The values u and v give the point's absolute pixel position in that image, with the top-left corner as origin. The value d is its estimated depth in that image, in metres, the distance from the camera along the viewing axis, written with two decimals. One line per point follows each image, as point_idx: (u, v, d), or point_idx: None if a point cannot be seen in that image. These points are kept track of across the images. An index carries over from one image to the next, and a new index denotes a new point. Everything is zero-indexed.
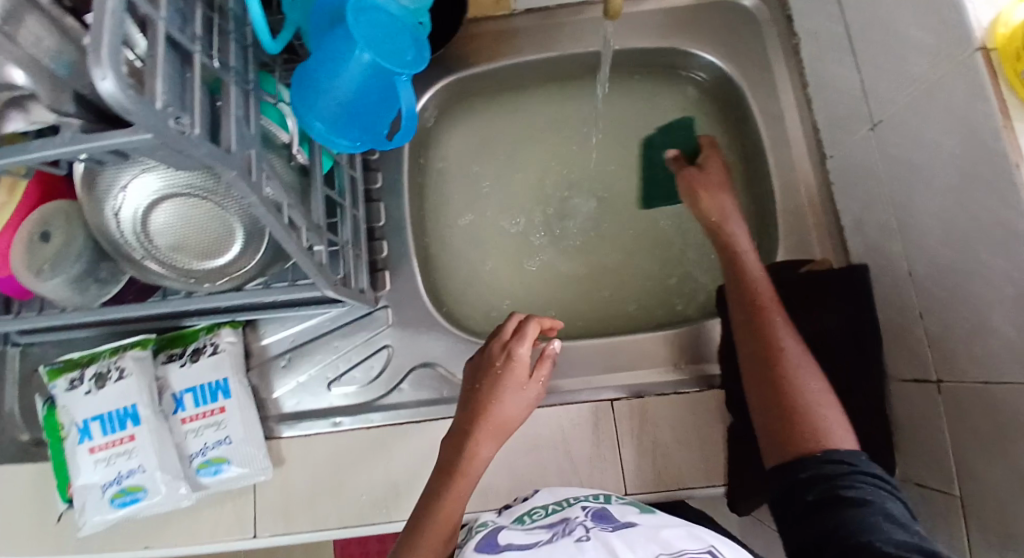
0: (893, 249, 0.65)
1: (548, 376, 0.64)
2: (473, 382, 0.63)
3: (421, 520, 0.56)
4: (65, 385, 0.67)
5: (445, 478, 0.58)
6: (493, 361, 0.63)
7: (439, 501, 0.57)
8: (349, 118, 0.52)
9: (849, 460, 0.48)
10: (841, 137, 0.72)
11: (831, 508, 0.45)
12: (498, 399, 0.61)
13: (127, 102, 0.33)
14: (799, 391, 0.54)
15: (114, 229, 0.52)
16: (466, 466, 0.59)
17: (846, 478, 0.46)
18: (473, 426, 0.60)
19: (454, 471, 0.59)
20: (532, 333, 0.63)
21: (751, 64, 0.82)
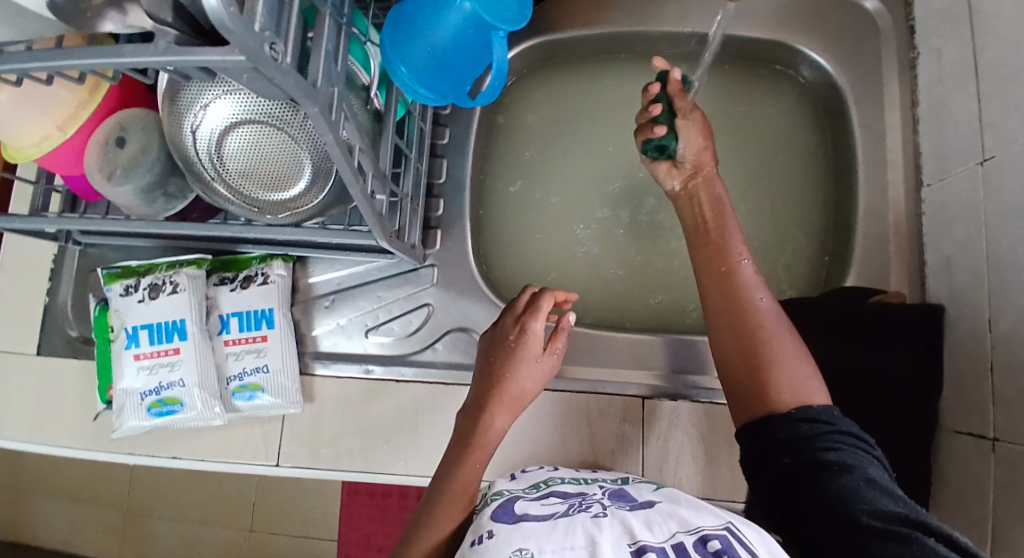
0: (977, 294, 0.61)
1: (562, 351, 0.64)
2: (487, 356, 0.63)
3: (439, 487, 0.57)
4: (121, 290, 0.69)
5: (460, 453, 0.59)
6: (506, 336, 0.62)
7: (455, 470, 0.57)
8: (434, 69, 0.50)
9: (826, 420, 0.49)
10: (945, 165, 0.67)
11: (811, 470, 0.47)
12: (510, 373, 0.61)
13: (229, 20, 0.32)
14: (771, 350, 0.54)
15: (189, 146, 0.53)
16: (479, 439, 0.59)
17: (825, 440, 0.48)
18: (487, 400, 0.60)
19: (466, 443, 0.59)
20: (545, 308, 0.62)
21: (860, 72, 0.76)
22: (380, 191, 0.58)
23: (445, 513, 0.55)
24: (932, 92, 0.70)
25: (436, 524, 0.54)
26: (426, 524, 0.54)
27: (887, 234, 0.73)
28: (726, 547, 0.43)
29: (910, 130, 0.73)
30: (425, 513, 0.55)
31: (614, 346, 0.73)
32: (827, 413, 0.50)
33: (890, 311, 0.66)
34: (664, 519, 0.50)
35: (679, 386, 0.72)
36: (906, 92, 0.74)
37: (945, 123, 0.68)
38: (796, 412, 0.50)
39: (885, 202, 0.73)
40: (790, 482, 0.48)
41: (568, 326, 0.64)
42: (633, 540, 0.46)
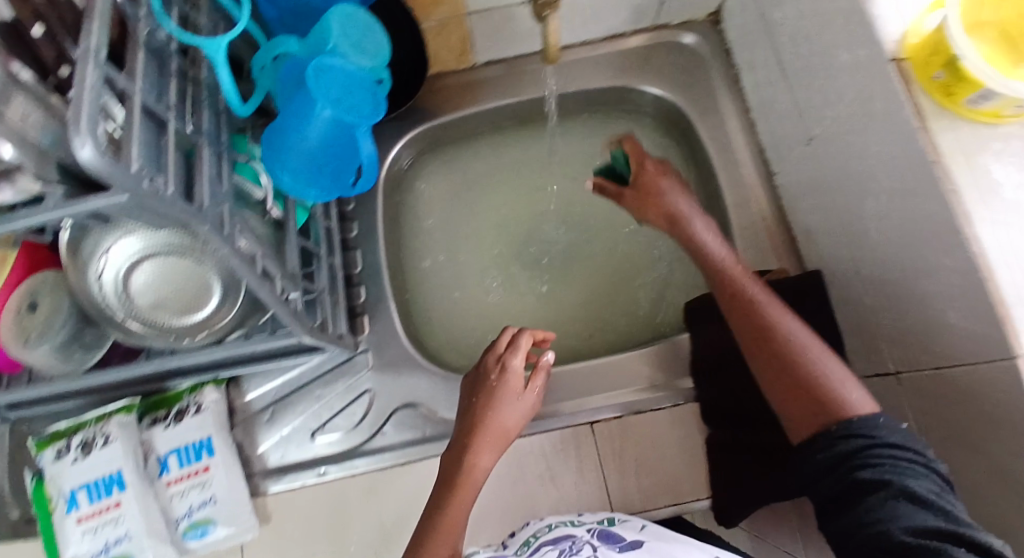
0: (843, 252, 0.69)
1: (543, 387, 0.67)
2: (470, 396, 0.65)
3: (423, 534, 0.58)
4: (53, 454, 0.67)
5: (448, 486, 0.60)
6: (488, 375, 0.65)
7: (442, 512, 0.58)
8: (316, 171, 0.55)
9: (868, 432, 0.48)
10: (785, 153, 0.77)
11: (856, 494, 0.46)
12: (497, 408, 0.63)
13: (104, 166, 0.36)
14: (805, 363, 0.54)
15: (95, 291, 0.54)
16: (467, 477, 0.60)
17: (865, 458, 0.46)
18: (471, 436, 0.62)
19: (453, 484, 0.60)
20: (524, 345, 0.66)
21: (697, 95, 0.88)
22: (293, 290, 0.61)
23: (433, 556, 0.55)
24: (756, 97, 0.82)
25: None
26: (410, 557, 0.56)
27: (759, 222, 0.81)
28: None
29: (750, 133, 0.84)
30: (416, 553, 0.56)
31: (553, 381, 0.78)
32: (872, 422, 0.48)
33: (780, 285, 0.73)
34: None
35: (622, 404, 0.76)
36: (736, 103, 0.86)
37: (773, 120, 0.78)
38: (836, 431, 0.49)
39: (749, 196, 0.82)
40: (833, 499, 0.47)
41: (547, 364, 0.68)
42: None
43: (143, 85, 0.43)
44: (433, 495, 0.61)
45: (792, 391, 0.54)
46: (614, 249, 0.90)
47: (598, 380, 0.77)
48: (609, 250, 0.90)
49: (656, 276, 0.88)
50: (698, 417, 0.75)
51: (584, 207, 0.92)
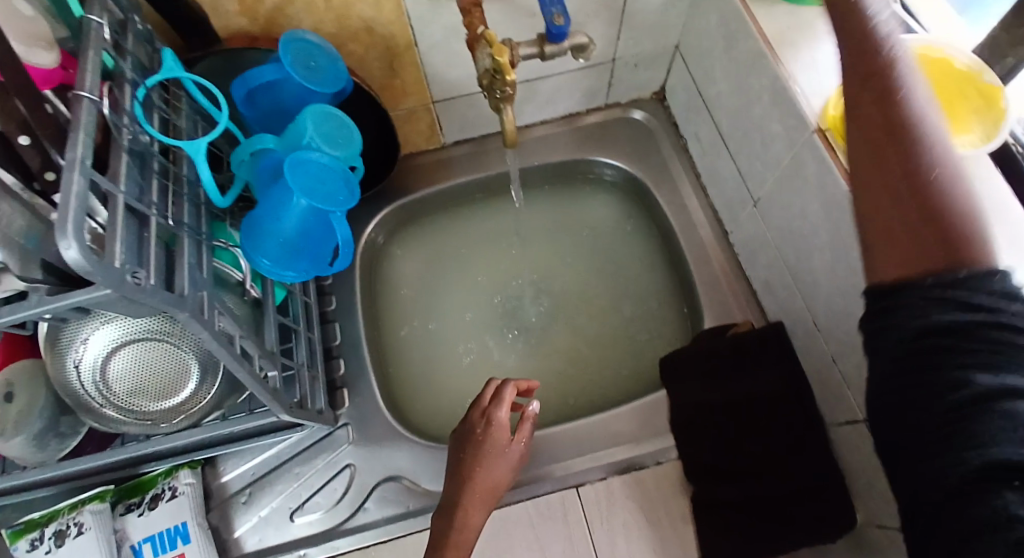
0: (799, 304, 0.73)
1: (529, 435, 0.67)
2: (458, 451, 0.66)
3: None
4: (26, 546, 0.66)
5: (439, 547, 0.61)
6: (475, 428, 0.66)
7: None
8: (294, 254, 0.58)
9: (1003, 301, 0.32)
10: (737, 215, 0.83)
11: (909, 324, 0.34)
12: (486, 462, 0.64)
13: (88, 265, 0.38)
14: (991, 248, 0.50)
15: (72, 380, 0.55)
16: (459, 539, 0.61)
17: (977, 303, 0.33)
18: (462, 494, 0.63)
19: (445, 545, 0.61)
20: (508, 396, 0.66)
21: (651, 164, 0.94)
22: (272, 368, 0.63)
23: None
24: (706, 164, 0.88)
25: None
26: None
27: (720, 279, 0.85)
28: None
29: (703, 197, 0.90)
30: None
31: (536, 445, 0.78)
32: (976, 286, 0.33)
33: (745, 340, 0.76)
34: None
35: (603, 465, 0.77)
36: (688, 170, 0.92)
37: (722, 184, 0.84)
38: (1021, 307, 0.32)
39: (709, 255, 0.87)
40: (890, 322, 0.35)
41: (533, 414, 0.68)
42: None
43: (127, 186, 0.46)
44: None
45: None
46: (588, 310, 0.93)
47: (580, 441, 0.78)
48: (582, 311, 0.93)
49: (628, 335, 0.91)
50: (679, 474, 0.76)
51: (555, 272, 0.96)
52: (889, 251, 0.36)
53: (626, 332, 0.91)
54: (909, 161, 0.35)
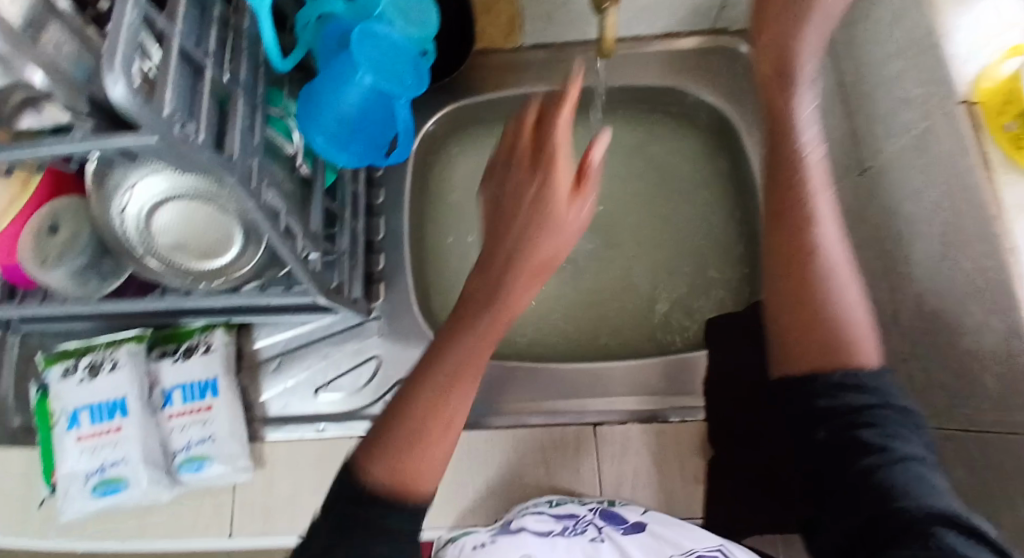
0: (880, 294, 0.66)
1: (594, 190, 0.50)
2: (494, 210, 0.51)
3: (410, 409, 0.51)
4: (59, 372, 0.69)
5: (459, 328, 0.52)
6: (526, 181, 0.49)
7: (436, 381, 0.51)
8: (350, 135, 0.54)
9: (871, 389, 0.45)
10: (834, 181, 0.74)
11: (833, 425, 0.45)
12: (539, 214, 0.48)
13: (134, 107, 0.35)
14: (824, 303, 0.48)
15: (115, 224, 0.54)
16: (503, 306, 0.51)
17: (870, 411, 0.44)
18: (503, 208, 0.51)
19: (460, 319, 0.52)
20: (565, 113, 0.49)
21: (749, 107, 0.85)
22: (312, 250, 0.61)
23: (436, 429, 0.50)
24: None
25: (431, 448, 0.49)
26: (418, 440, 0.49)
27: None
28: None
29: None
30: (426, 432, 0.50)
31: (559, 375, 0.78)
32: (875, 381, 0.45)
33: None
34: (660, 544, 0.61)
35: (625, 410, 0.75)
36: None
37: (826, 144, 0.75)
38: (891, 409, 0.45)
39: None
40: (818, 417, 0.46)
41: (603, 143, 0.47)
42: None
43: (183, 28, 0.42)
44: (445, 325, 0.54)
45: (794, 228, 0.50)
46: (643, 252, 0.88)
47: (603, 383, 0.77)
48: (638, 251, 0.88)
49: (681, 285, 0.86)
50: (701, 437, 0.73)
51: (616, 205, 0.90)
52: (785, 339, 0.50)
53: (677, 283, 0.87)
54: (798, 235, 0.50)
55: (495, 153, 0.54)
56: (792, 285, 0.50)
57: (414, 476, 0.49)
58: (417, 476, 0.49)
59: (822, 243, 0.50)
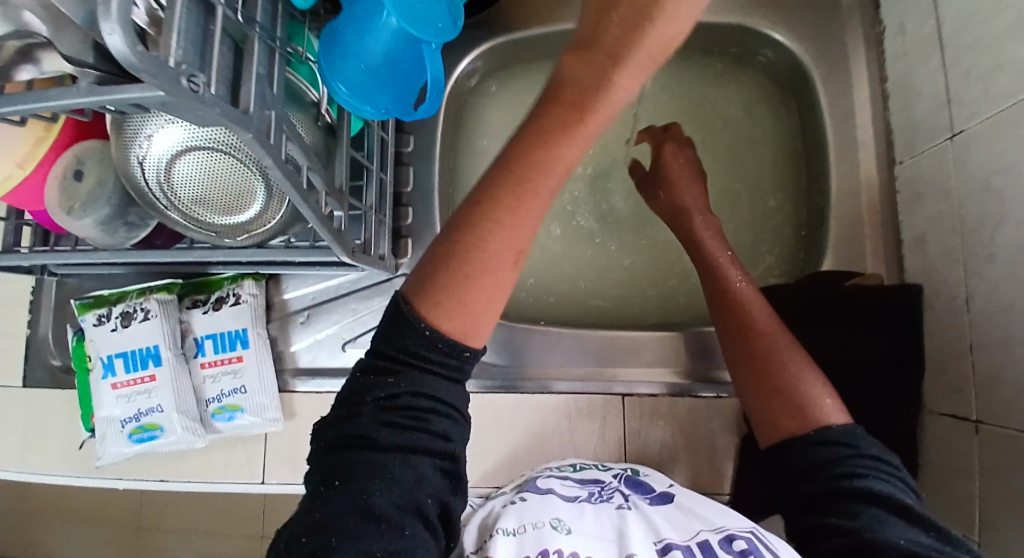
0: (953, 274, 0.60)
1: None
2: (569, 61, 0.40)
3: (460, 240, 0.40)
4: (94, 320, 0.69)
5: (527, 150, 0.40)
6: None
7: (489, 222, 0.40)
8: (376, 85, 0.49)
9: (848, 442, 0.49)
10: (916, 143, 0.66)
11: (824, 467, 0.48)
12: (654, 8, 0.37)
13: (136, 60, 0.32)
14: (783, 369, 0.56)
15: (137, 175, 0.52)
16: (545, 162, 0.40)
17: (850, 461, 0.47)
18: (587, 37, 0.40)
19: (513, 176, 0.40)
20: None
21: (828, 51, 0.75)
22: (337, 207, 0.58)
23: (495, 265, 0.40)
24: (898, 67, 0.69)
25: (488, 281, 0.40)
26: (469, 279, 0.40)
27: (861, 214, 0.71)
28: (750, 548, 0.50)
29: (880, 106, 0.72)
30: (485, 256, 0.40)
31: (589, 343, 0.74)
32: (850, 439, 0.49)
33: (862, 295, 0.65)
34: (689, 520, 0.57)
35: (658, 383, 0.72)
36: (874, 69, 0.73)
37: (911, 98, 0.67)
38: (866, 446, 0.49)
39: (858, 182, 0.72)
40: (807, 456, 0.49)
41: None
42: (661, 538, 0.54)
43: None
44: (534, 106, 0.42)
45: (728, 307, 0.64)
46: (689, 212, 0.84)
47: (634, 353, 0.74)
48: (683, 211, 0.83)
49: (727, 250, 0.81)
50: (736, 412, 0.70)
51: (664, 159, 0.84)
52: (762, 407, 0.56)
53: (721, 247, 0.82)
54: (727, 316, 0.64)
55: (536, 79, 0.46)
56: (750, 386, 0.57)
57: (473, 318, 0.40)
58: (476, 319, 0.40)
59: (792, 371, 0.56)
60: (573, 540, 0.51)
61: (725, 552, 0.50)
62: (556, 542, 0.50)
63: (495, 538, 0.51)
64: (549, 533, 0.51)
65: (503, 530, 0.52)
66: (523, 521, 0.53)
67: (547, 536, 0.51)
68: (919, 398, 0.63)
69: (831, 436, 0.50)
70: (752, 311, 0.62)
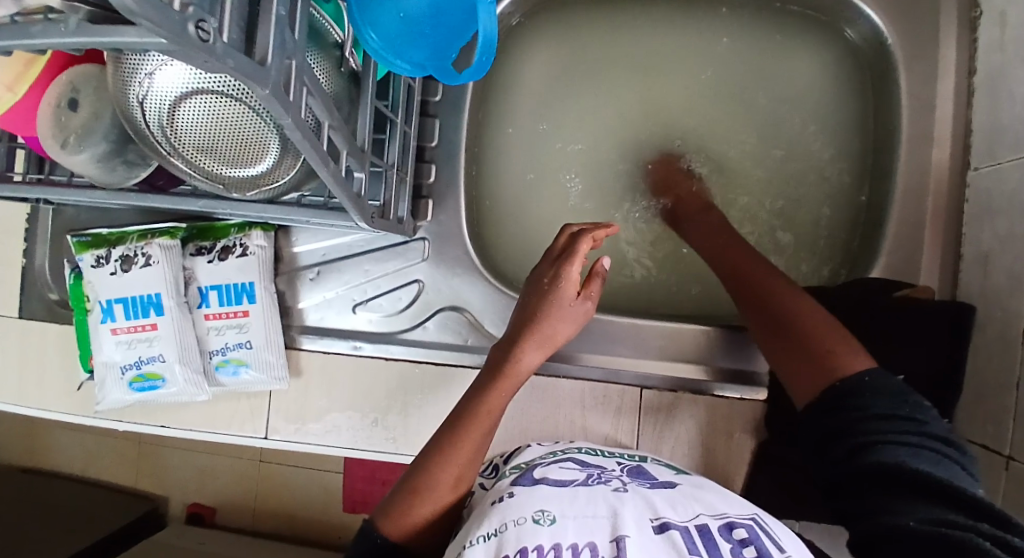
0: (1015, 299, 0.55)
1: (597, 297, 0.61)
2: (524, 296, 0.60)
3: (418, 479, 0.49)
4: (91, 260, 0.65)
5: (469, 414, 0.53)
6: (542, 277, 0.60)
7: (448, 452, 0.51)
8: (413, 34, 0.42)
9: (860, 407, 0.46)
10: (999, 150, 0.60)
11: (840, 440, 0.46)
12: (570, 255, 0.58)
13: (133, 5, 0.26)
14: (802, 323, 0.54)
15: (136, 115, 0.46)
16: (479, 412, 0.53)
17: (863, 430, 0.44)
18: (521, 334, 0.57)
19: (461, 422, 0.53)
20: (584, 251, 0.58)
21: (914, 33, 0.68)
22: (358, 169, 0.52)
23: (442, 486, 0.49)
24: (992, 61, 0.62)
25: (432, 496, 0.49)
26: (417, 495, 0.48)
27: (922, 218, 0.67)
28: (753, 537, 0.42)
29: (962, 102, 0.66)
30: (429, 482, 0.49)
31: (609, 330, 0.70)
32: (859, 400, 0.46)
33: (916, 308, 0.60)
34: (689, 500, 0.47)
35: (676, 378, 0.69)
36: (963, 58, 0.66)
37: (1001, 99, 0.60)
38: (878, 405, 0.45)
39: (925, 182, 0.68)
40: (820, 429, 0.48)
41: (603, 271, 0.61)
42: (656, 515, 0.44)
43: None
44: (479, 380, 0.56)
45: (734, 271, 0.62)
46: (730, 194, 0.79)
47: (655, 343, 0.70)
48: (723, 193, 0.79)
49: (764, 238, 0.78)
50: (756, 412, 0.68)
51: (710, 136, 0.79)
52: (793, 372, 0.52)
53: (763, 231, 0.78)
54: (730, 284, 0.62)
55: (497, 349, 0.58)
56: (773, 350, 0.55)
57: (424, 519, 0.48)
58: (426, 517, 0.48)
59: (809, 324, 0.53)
60: (562, 533, 0.41)
61: (725, 540, 0.41)
62: (537, 537, 0.40)
63: (468, 547, 0.40)
64: (530, 527, 0.41)
65: (479, 534, 0.42)
66: (502, 518, 0.42)
67: (527, 532, 0.40)
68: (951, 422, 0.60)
69: (850, 402, 0.47)
70: (760, 274, 0.60)
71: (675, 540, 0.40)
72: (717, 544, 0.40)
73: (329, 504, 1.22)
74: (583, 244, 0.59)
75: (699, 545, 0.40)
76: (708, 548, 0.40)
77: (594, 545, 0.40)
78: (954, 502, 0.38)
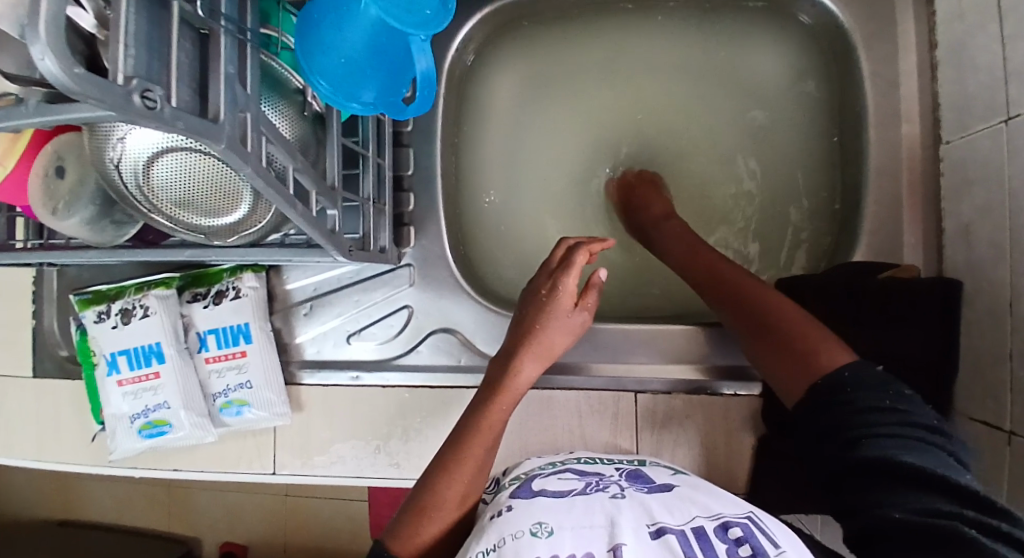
0: (1000, 269, 0.55)
1: (594, 307, 0.61)
2: (521, 309, 0.61)
3: (427, 499, 0.50)
4: (93, 317, 0.68)
5: (470, 430, 0.54)
6: (539, 289, 0.61)
7: (454, 470, 0.51)
8: (358, 76, 0.44)
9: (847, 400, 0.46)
10: (967, 122, 0.59)
11: (831, 436, 0.46)
12: (568, 268, 0.59)
13: (73, 85, 0.27)
14: (777, 319, 0.55)
15: (113, 177, 0.48)
16: (481, 427, 0.54)
17: (855, 423, 0.44)
18: (517, 347, 0.58)
19: (465, 436, 0.53)
20: (579, 262, 0.59)
21: (872, 15, 0.68)
22: (330, 207, 0.54)
23: (446, 504, 0.50)
24: (952, 34, 0.62)
25: (439, 515, 0.49)
26: (425, 515, 0.49)
27: (900, 197, 0.67)
28: (748, 536, 0.42)
29: (928, 78, 0.66)
30: (437, 502, 0.50)
31: (599, 338, 0.71)
32: (843, 396, 0.46)
33: (900, 288, 0.59)
34: (684, 503, 0.47)
35: (670, 380, 0.69)
36: (923, 34, 0.66)
37: (964, 71, 0.60)
38: (865, 397, 0.46)
39: (899, 160, 0.67)
40: (815, 422, 0.48)
41: (600, 282, 0.62)
42: (653, 521, 0.44)
43: None
44: (479, 394, 0.57)
45: (710, 274, 0.63)
46: (711, 191, 0.80)
47: (649, 346, 0.70)
48: (701, 190, 0.80)
49: (746, 231, 0.78)
50: (752, 406, 0.68)
51: (684, 135, 0.80)
52: (775, 373, 0.53)
53: (745, 225, 0.78)
54: (705, 287, 0.63)
55: (497, 363, 0.59)
56: (756, 349, 0.56)
57: (433, 539, 0.49)
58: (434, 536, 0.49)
59: (783, 321, 0.54)
60: (559, 545, 0.41)
61: (721, 542, 0.41)
62: (535, 550, 0.40)
63: None
64: (528, 540, 0.41)
65: (479, 550, 0.42)
66: (501, 532, 0.43)
67: (524, 545, 0.41)
68: (950, 400, 0.59)
69: (842, 395, 0.47)
70: (732, 277, 0.61)
71: (671, 544, 0.41)
72: (713, 546, 0.41)
73: (357, 534, 1.23)
74: (576, 255, 0.60)
75: (694, 548, 0.40)
76: (704, 550, 0.40)
77: (591, 554, 0.40)
78: (943, 491, 0.39)
